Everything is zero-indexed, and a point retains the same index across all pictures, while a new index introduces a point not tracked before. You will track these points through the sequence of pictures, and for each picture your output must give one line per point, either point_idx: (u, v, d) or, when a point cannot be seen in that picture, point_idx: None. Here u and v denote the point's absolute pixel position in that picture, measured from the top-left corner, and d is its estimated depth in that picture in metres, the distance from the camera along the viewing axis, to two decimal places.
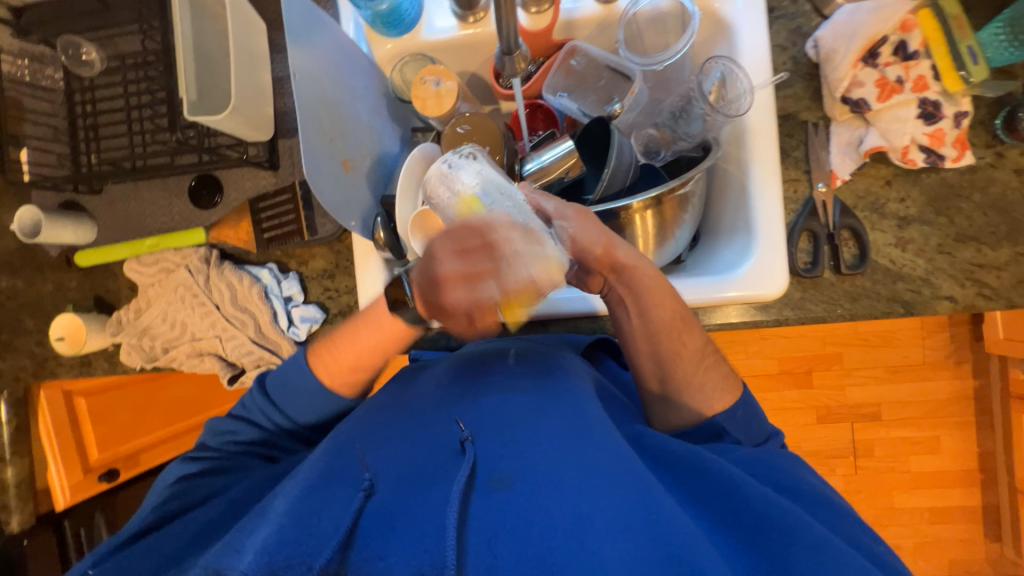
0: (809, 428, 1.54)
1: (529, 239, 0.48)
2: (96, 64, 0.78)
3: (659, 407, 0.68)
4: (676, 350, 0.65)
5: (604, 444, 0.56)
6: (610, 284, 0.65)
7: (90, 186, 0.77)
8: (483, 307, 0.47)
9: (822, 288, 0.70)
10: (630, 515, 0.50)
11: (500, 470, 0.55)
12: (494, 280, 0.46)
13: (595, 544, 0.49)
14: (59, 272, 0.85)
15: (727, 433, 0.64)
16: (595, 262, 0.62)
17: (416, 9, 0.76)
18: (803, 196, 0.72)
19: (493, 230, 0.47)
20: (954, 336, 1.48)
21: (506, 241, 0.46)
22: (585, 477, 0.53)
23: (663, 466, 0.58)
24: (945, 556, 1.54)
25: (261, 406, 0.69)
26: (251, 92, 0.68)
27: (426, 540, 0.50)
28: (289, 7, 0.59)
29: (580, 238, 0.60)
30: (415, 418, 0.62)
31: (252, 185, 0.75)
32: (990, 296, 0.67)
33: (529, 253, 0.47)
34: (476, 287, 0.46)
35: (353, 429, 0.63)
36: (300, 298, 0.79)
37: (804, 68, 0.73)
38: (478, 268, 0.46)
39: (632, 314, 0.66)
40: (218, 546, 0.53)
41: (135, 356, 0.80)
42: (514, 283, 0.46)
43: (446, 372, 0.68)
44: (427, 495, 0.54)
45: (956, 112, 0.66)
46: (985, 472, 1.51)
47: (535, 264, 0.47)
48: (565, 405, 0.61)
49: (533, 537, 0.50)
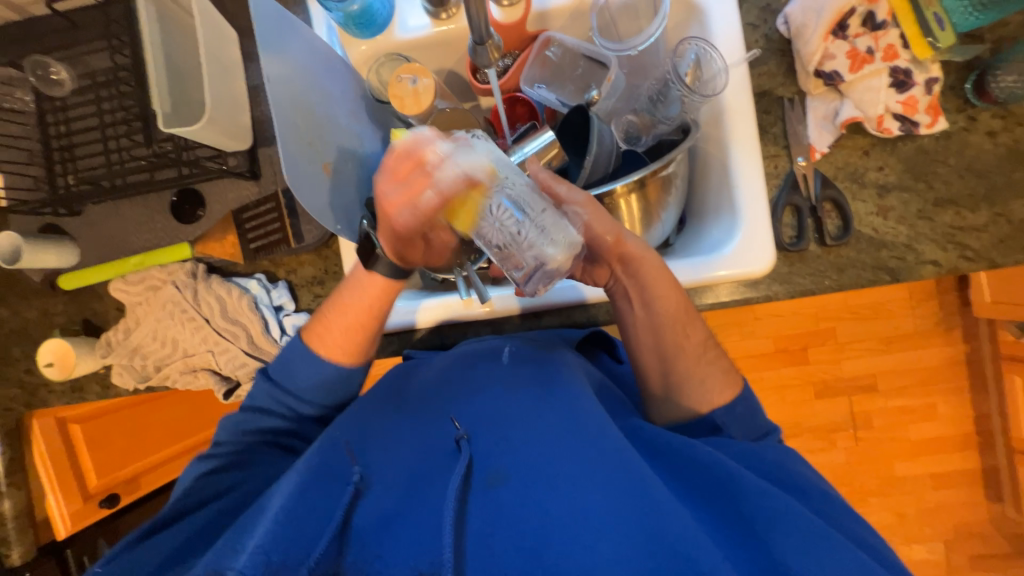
0: (807, 403, 1.56)
1: (462, 152, 0.50)
2: (67, 84, 0.77)
3: (659, 398, 0.69)
4: (679, 342, 0.66)
5: (599, 436, 0.56)
6: (618, 279, 0.67)
7: (69, 208, 0.76)
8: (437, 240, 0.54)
9: (809, 261, 0.71)
10: (621, 505, 0.51)
11: (494, 467, 0.56)
12: (427, 188, 0.51)
13: (584, 536, 0.50)
14: (44, 297, 0.84)
15: (725, 429, 0.64)
16: (606, 253, 0.64)
17: (388, 8, 0.75)
18: (784, 170, 0.73)
19: (429, 151, 0.50)
20: (942, 302, 1.51)
21: (434, 151, 0.50)
22: (577, 472, 0.54)
23: (658, 458, 0.59)
24: (951, 521, 1.56)
25: (267, 391, 0.68)
26: (226, 101, 0.68)
27: (424, 541, 0.51)
28: (257, 14, 0.59)
29: (594, 226, 0.61)
30: (412, 420, 0.63)
31: (235, 197, 0.75)
32: (973, 259, 0.69)
33: (458, 158, 0.49)
34: (416, 202, 0.52)
35: (348, 427, 0.63)
36: (291, 307, 0.78)
37: (775, 45, 0.74)
38: (412, 182, 0.51)
39: (636, 306, 0.67)
40: (213, 548, 0.53)
41: (127, 377, 0.79)
42: (443, 188, 0.49)
43: (443, 370, 0.68)
44: (422, 495, 0.55)
45: (927, 79, 0.68)
46: (982, 435, 1.54)
47: (470, 169, 0.49)
48: (557, 404, 0.60)
49: (527, 532, 0.51)
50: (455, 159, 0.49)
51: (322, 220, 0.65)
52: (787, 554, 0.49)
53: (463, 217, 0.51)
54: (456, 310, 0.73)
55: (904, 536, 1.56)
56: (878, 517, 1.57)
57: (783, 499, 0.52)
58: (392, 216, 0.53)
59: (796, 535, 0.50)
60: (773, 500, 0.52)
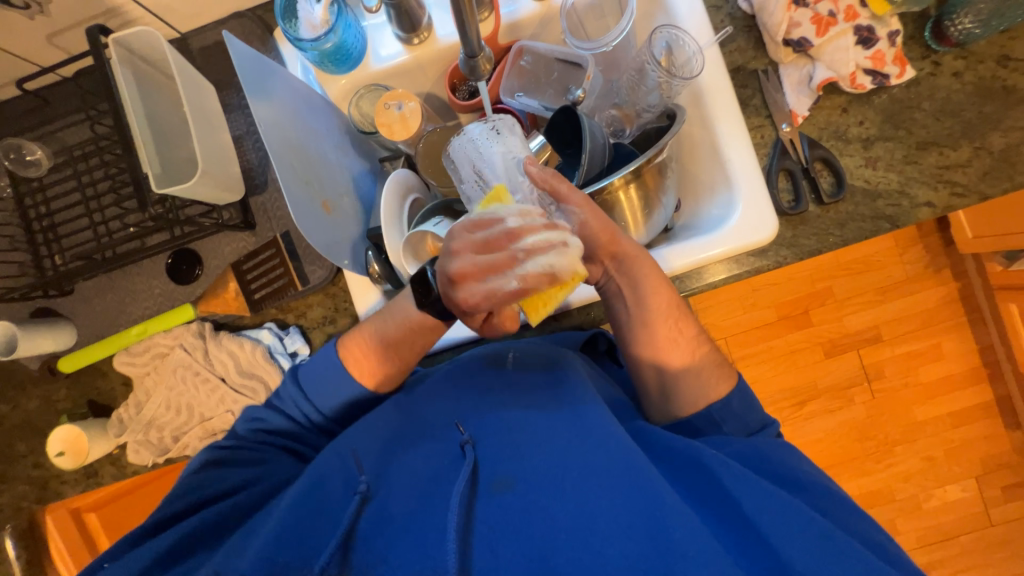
0: (819, 364, 1.58)
1: (548, 229, 0.49)
2: (44, 162, 0.75)
3: (656, 400, 0.68)
4: (673, 337, 0.66)
5: (607, 440, 0.55)
6: (609, 275, 0.66)
7: (60, 288, 0.74)
8: (499, 303, 0.51)
9: (810, 221, 0.73)
10: (633, 505, 0.50)
11: (502, 472, 0.55)
12: (511, 274, 0.49)
13: (595, 534, 0.49)
14: (44, 384, 0.80)
15: (721, 424, 0.64)
16: (599, 251, 0.63)
17: (361, 41, 0.76)
18: (770, 139, 0.75)
19: (507, 250, 0.49)
20: (927, 245, 1.55)
21: (516, 229, 0.49)
22: (586, 472, 0.53)
23: (664, 461, 0.57)
24: (977, 456, 1.57)
25: (293, 396, 0.65)
26: (216, 155, 0.66)
27: (426, 545, 0.50)
28: (240, 61, 0.59)
29: (591, 223, 0.60)
30: (427, 435, 0.61)
31: (231, 250, 0.75)
32: (964, 193, 0.71)
33: (548, 251, 0.49)
34: (496, 287, 0.50)
35: (364, 435, 0.60)
36: (306, 351, 0.76)
37: (741, 22, 0.76)
38: (495, 264, 0.49)
39: (629, 305, 0.66)
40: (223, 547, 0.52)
41: (145, 453, 0.75)
42: (529, 280, 0.49)
43: (444, 378, 0.65)
44: (432, 504, 0.54)
45: (888, 32, 0.70)
46: (989, 367, 1.57)
47: (556, 259, 0.49)
48: (567, 411, 0.59)
49: (533, 536, 0.50)
50: (539, 245, 0.49)
51: (331, 257, 0.67)
52: (797, 558, 0.47)
53: (537, 304, 0.52)
54: None
55: (936, 479, 1.57)
56: (907, 464, 1.58)
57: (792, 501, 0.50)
58: (463, 288, 0.50)
59: (809, 540, 0.48)
60: (778, 500, 0.50)
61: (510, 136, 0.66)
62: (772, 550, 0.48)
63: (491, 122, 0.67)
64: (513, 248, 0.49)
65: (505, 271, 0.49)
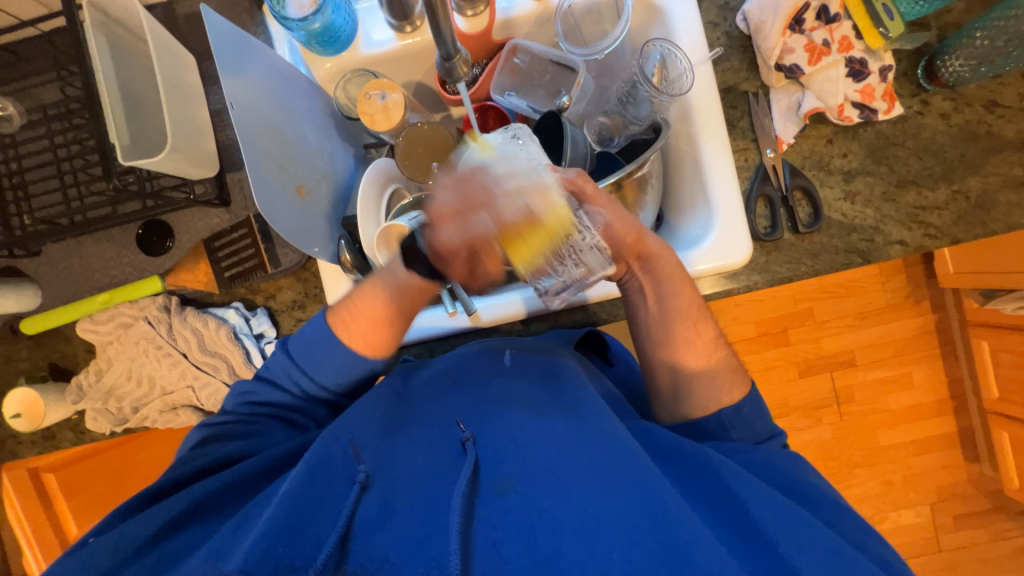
0: (792, 383, 1.61)
1: (527, 172, 0.54)
2: (15, 118, 0.73)
3: (668, 398, 0.69)
4: (689, 341, 0.67)
5: (608, 436, 0.56)
6: (632, 273, 0.67)
7: (27, 249, 0.72)
8: (475, 238, 0.53)
9: (784, 248, 0.73)
10: (639, 512, 0.50)
11: (504, 472, 0.54)
12: (485, 209, 0.52)
13: (601, 536, 0.48)
14: (6, 343, 0.79)
15: (730, 430, 0.64)
16: (625, 249, 0.64)
17: (351, 24, 0.74)
18: (754, 163, 0.75)
19: (479, 171, 0.53)
20: (910, 276, 1.57)
21: (490, 179, 0.53)
22: (589, 477, 0.52)
23: (667, 460, 0.59)
24: (934, 484, 1.62)
25: (285, 367, 0.65)
26: (188, 129, 0.65)
27: (430, 545, 0.49)
28: (216, 36, 0.57)
29: (615, 225, 0.62)
30: (426, 428, 0.61)
31: (204, 226, 0.73)
32: (936, 235, 0.71)
33: (526, 189, 0.52)
34: (469, 219, 0.52)
35: (365, 425, 0.60)
36: (272, 334, 0.76)
37: (737, 41, 0.75)
38: (470, 201, 0.52)
39: (650, 301, 0.67)
40: (216, 536, 0.51)
41: (103, 422, 0.75)
42: (504, 214, 0.51)
43: (444, 373, 0.67)
44: (434, 500, 0.53)
45: (881, 67, 0.70)
46: (956, 400, 1.61)
47: (533, 196, 0.52)
48: (567, 412, 0.60)
49: (539, 540, 0.48)
50: (519, 187, 0.52)
51: (300, 243, 0.66)
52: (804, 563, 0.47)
53: (521, 249, 0.52)
54: (443, 324, 0.74)
55: (892, 503, 1.62)
56: (866, 486, 1.62)
57: (800, 513, 0.51)
58: (440, 229, 0.54)
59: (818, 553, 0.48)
60: (788, 515, 0.51)
61: (531, 144, 0.60)
62: (779, 555, 0.48)
63: (512, 129, 0.61)
64: (486, 191, 0.52)
65: (480, 207, 0.52)
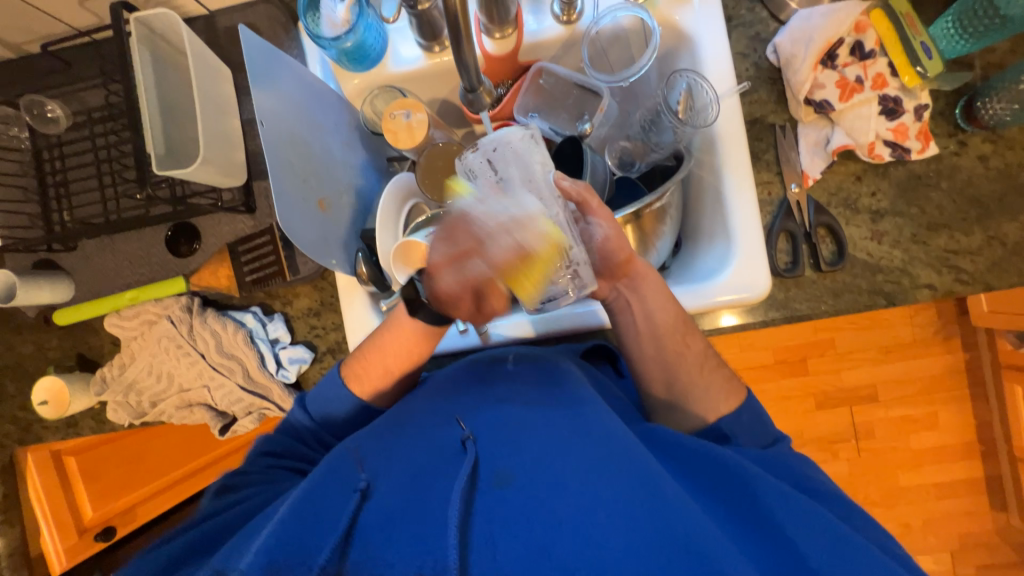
0: (809, 415, 1.56)
1: (504, 202, 0.50)
2: (62, 120, 0.77)
3: (663, 404, 0.67)
4: (701, 376, 0.65)
5: (608, 436, 0.54)
6: (617, 291, 0.65)
7: (65, 243, 0.77)
8: (473, 284, 0.47)
9: (805, 286, 0.71)
10: (645, 516, 0.48)
11: (501, 467, 0.53)
12: (479, 254, 0.47)
13: (596, 531, 0.48)
14: (38, 332, 0.84)
15: (732, 438, 0.62)
16: (615, 267, 0.62)
17: (381, 42, 0.76)
18: (777, 197, 0.74)
19: (462, 215, 0.50)
20: (940, 312, 1.50)
21: (476, 220, 0.48)
22: (593, 475, 0.51)
23: (668, 459, 0.57)
24: (955, 531, 1.54)
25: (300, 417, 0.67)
26: (219, 141, 0.68)
27: (428, 540, 0.49)
28: (250, 51, 0.60)
29: (613, 241, 0.60)
30: (421, 424, 0.60)
31: (230, 230, 0.76)
32: (968, 281, 0.69)
33: (515, 223, 0.48)
34: (465, 264, 0.47)
35: (367, 439, 0.60)
36: (287, 339, 0.78)
37: (765, 73, 0.74)
38: (463, 245, 0.48)
39: (637, 317, 0.66)
40: (223, 547, 0.52)
41: (122, 413, 0.78)
42: (494, 255, 0.46)
43: (447, 379, 0.66)
44: (431, 496, 0.52)
45: (916, 106, 0.69)
46: (984, 443, 1.53)
47: (524, 233, 0.48)
48: (565, 410, 0.58)
49: (535, 528, 0.49)
50: (500, 222, 0.48)
51: (317, 256, 0.67)
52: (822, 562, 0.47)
53: (520, 279, 0.47)
54: (454, 342, 0.74)
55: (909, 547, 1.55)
56: None
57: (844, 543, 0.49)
58: (436, 278, 0.49)
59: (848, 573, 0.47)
60: (819, 523, 0.49)
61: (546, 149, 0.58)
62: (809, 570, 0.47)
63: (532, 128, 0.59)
64: (474, 234, 0.47)
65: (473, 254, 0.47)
